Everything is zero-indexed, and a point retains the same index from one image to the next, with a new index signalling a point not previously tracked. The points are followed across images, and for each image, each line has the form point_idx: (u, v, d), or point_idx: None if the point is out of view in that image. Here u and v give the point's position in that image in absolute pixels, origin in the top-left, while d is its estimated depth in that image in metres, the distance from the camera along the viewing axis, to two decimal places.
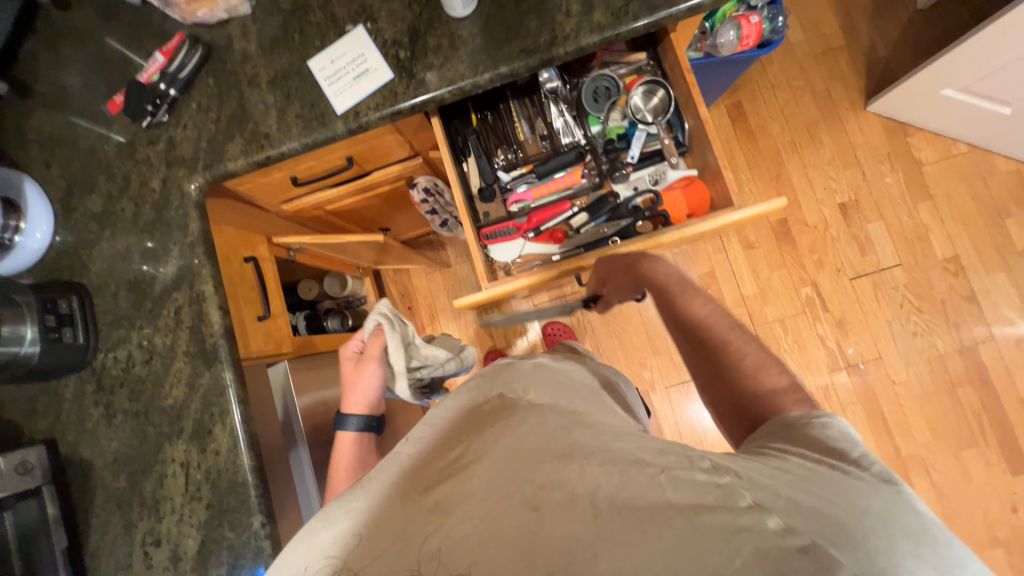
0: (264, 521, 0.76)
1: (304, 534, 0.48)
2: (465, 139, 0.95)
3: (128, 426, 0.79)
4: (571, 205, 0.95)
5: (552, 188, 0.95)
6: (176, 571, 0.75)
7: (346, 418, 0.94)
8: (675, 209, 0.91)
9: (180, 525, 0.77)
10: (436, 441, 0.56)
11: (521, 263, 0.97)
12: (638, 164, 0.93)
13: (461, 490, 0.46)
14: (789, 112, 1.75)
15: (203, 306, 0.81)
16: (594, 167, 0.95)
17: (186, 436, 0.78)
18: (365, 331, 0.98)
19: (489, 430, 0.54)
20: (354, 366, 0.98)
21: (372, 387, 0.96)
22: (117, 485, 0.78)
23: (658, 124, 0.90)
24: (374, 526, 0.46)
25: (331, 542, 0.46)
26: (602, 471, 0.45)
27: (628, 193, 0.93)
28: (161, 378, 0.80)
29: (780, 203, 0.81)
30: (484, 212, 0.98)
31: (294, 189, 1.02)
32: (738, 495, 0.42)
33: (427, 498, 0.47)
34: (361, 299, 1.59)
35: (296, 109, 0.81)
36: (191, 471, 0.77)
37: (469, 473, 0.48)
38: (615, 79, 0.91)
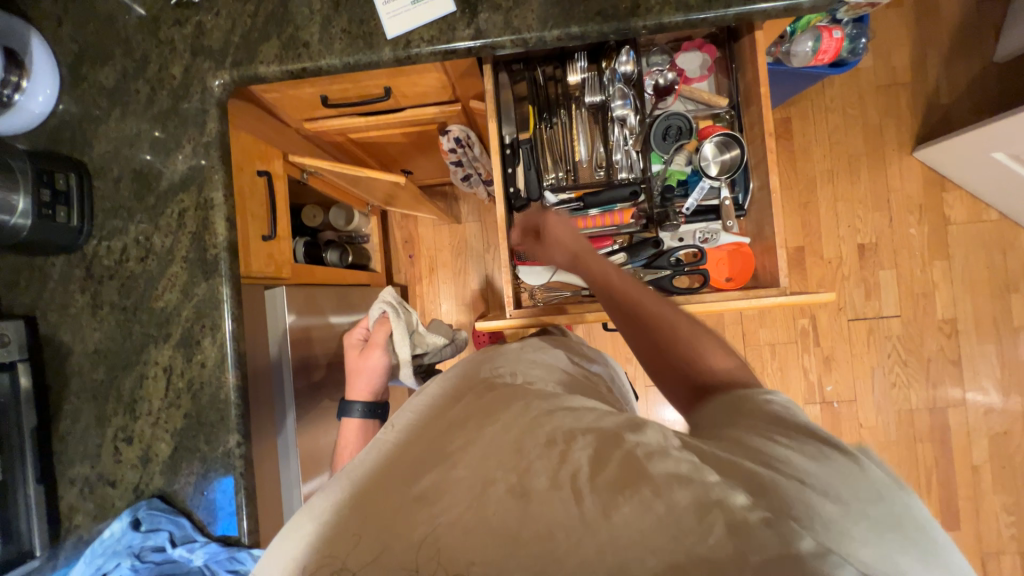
0: (240, 441, 0.75)
1: (290, 528, 0.45)
2: (517, 146, 0.89)
3: (113, 320, 0.77)
4: (611, 242, 0.92)
5: (597, 223, 0.89)
6: (145, 471, 0.76)
7: (351, 405, 0.99)
8: (715, 270, 0.90)
9: (154, 428, 0.76)
10: (417, 424, 0.55)
11: (550, 288, 0.97)
12: (690, 217, 0.90)
13: (449, 475, 0.45)
14: (835, 140, 1.70)
15: (210, 215, 0.76)
16: (645, 209, 0.89)
17: (171, 342, 0.76)
18: (371, 318, 1.01)
19: (475, 418, 0.52)
20: (360, 354, 1.02)
21: (378, 373, 1.01)
22: (94, 376, 0.77)
23: (721, 181, 0.86)
24: (363, 519, 0.43)
25: (319, 538, 0.43)
26: (585, 454, 0.44)
27: (673, 243, 0.91)
28: (154, 279, 0.76)
29: (824, 296, 0.84)
30: None
31: (322, 109, 0.95)
32: (702, 473, 0.40)
33: (415, 486, 0.45)
34: (364, 237, 1.55)
35: (344, 23, 0.74)
36: (173, 378, 0.76)
37: (456, 458, 0.47)
38: (689, 120, 0.86)
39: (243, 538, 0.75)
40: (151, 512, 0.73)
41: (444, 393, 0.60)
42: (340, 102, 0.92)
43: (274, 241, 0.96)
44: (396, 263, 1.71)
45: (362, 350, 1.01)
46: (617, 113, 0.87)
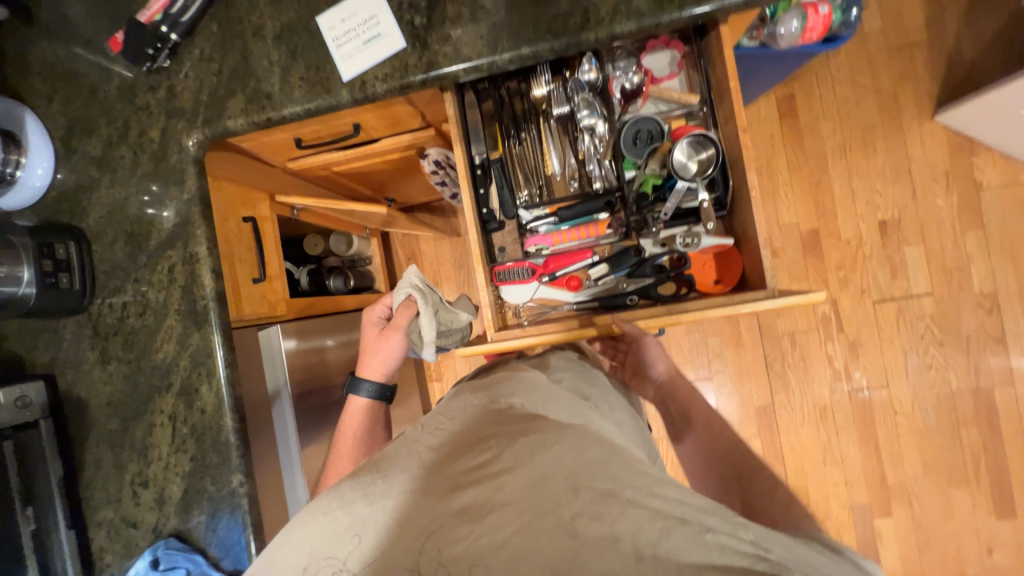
0: (243, 480, 0.79)
1: (321, 507, 0.48)
2: (487, 165, 0.88)
3: (121, 374, 0.82)
4: (591, 254, 0.91)
5: (574, 236, 0.89)
6: (161, 512, 0.81)
7: (359, 383, 0.93)
8: (698, 273, 0.89)
9: (166, 472, 0.81)
10: (455, 441, 0.56)
11: (534, 305, 0.95)
12: (669, 222, 0.85)
13: (491, 498, 0.45)
14: (845, 112, 1.59)
15: (196, 268, 0.80)
16: (622, 218, 0.88)
17: (172, 390, 0.81)
18: (396, 299, 0.94)
19: (523, 440, 0.53)
20: (380, 335, 0.94)
21: (394, 359, 0.94)
22: (110, 426, 0.82)
23: (699, 184, 0.80)
24: (394, 523, 0.45)
25: (347, 524, 0.45)
26: (643, 514, 0.43)
27: (655, 250, 0.88)
28: (153, 332, 0.81)
29: (817, 297, 0.81)
30: (499, 248, 0.93)
31: (299, 150, 0.97)
32: (780, 572, 0.41)
33: (452, 500, 0.46)
34: (366, 260, 1.58)
35: (301, 71, 0.76)
36: (178, 425, 0.80)
37: (500, 482, 0.46)
38: (660, 124, 0.82)
39: None
40: (168, 551, 0.78)
41: (482, 417, 0.62)
42: (314, 142, 0.94)
43: (266, 282, 0.99)
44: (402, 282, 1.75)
45: (383, 332, 0.94)
46: (584, 123, 0.87)
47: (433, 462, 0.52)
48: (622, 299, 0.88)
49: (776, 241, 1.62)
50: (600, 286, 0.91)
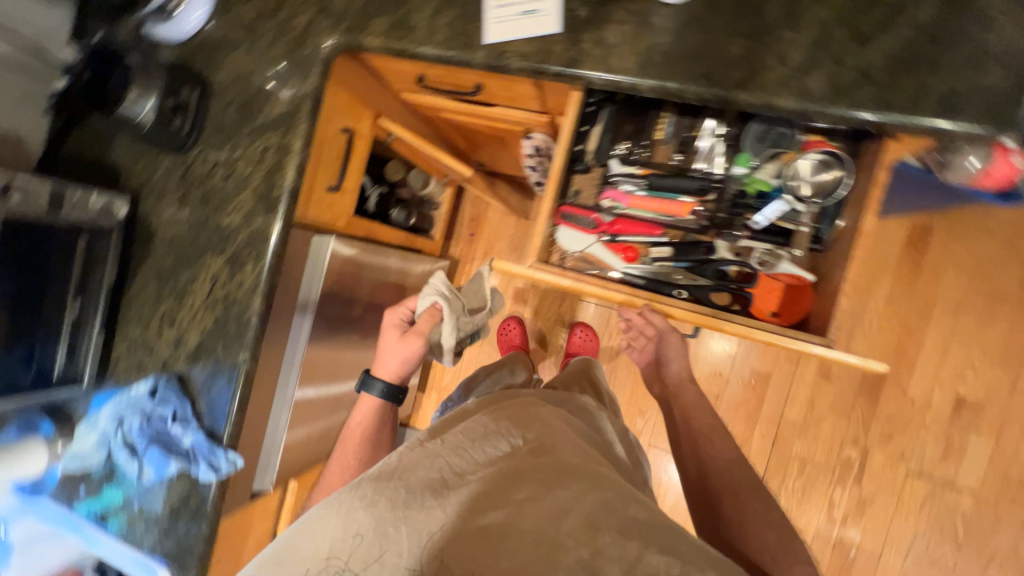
0: (247, 358, 0.86)
1: (344, 506, 0.59)
2: (602, 103, 0.85)
3: (189, 221, 0.89)
4: (661, 232, 0.87)
5: (654, 207, 0.85)
6: (174, 352, 0.89)
7: (373, 381, 1.00)
8: (759, 300, 0.83)
9: (191, 320, 0.88)
10: (475, 465, 0.67)
11: (583, 260, 0.90)
12: (756, 233, 0.82)
13: (510, 525, 0.58)
14: (979, 270, 1.42)
15: (286, 158, 0.84)
16: (709, 210, 0.84)
17: (223, 254, 0.87)
18: (420, 305, 1.02)
19: (541, 481, 0.64)
20: (401, 337, 1.01)
21: (411, 361, 1.02)
22: (164, 260, 0.90)
23: (807, 205, 0.77)
24: (411, 535, 0.56)
25: (369, 526, 0.57)
26: (662, 561, 0.56)
27: (727, 255, 0.84)
28: (227, 198, 0.87)
29: (874, 364, 0.79)
30: (575, 190, 0.89)
31: (416, 86, 0.98)
32: None
33: (474, 520, 0.58)
34: (433, 205, 1.63)
35: (451, 17, 0.75)
36: (216, 286, 0.87)
37: (521, 512, 0.60)
38: (794, 130, 0.77)
39: (224, 437, 0.86)
40: (165, 389, 0.87)
41: (500, 441, 0.71)
42: (433, 84, 0.94)
43: (338, 193, 1.04)
44: (456, 238, 1.79)
45: (404, 335, 1.01)
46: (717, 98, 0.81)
47: (457, 487, 0.63)
48: (668, 289, 0.86)
49: (835, 365, 1.49)
50: (654, 268, 0.87)
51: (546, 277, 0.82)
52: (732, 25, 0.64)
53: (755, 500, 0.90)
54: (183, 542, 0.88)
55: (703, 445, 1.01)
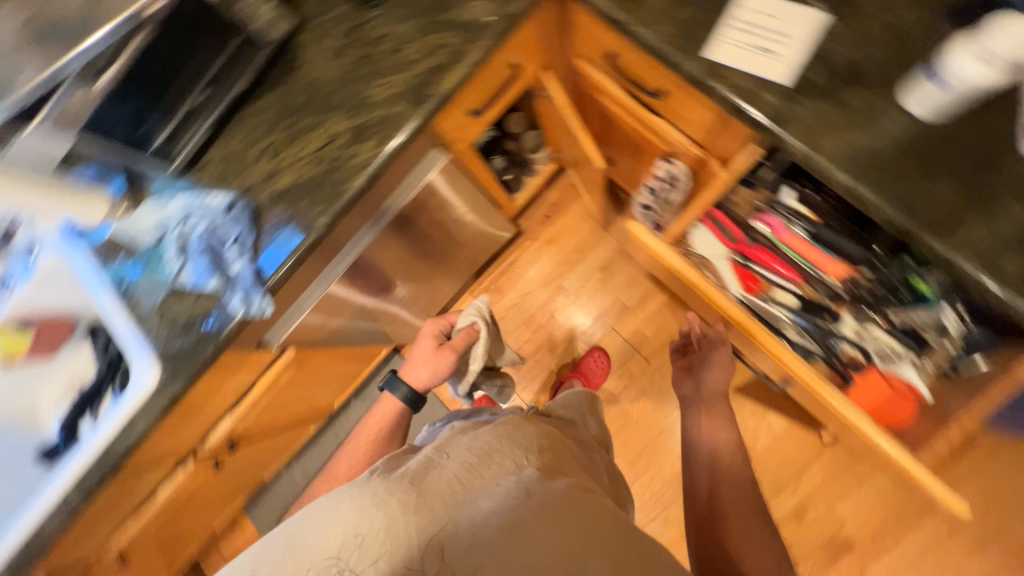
0: (324, 225, 0.86)
1: (355, 506, 0.75)
2: None
3: (336, 73, 0.89)
4: (796, 279, 0.88)
5: (806, 253, 0.86)
6: (262, 184, 0.90)
7: (401, 382, 1.12)
8: (861, 391, 0.87)
9: (291, 163, 0.88)
10: (476, 477, 0.76)
11: (705, 264, 0.93)
12: (891, 327, 0.85)
13: (492, 546, 0.67)
14: (992, 505, 1.38)
15: (454, 63, 0.83)
16: (859, 284, 0.85)
17: (350, 119, 0.86)
18: (460, 323, 1.17)
19: (530, 511, 0.70)
20: (436, 349, 1.16)
21: (438, 373, 1.14)
22: (295, 96, 0.90)
23: (960, 324, 0.79)
24: (403, 538, 0.71)
25: (370, 526, 0.72)
26: None
27: (848, 334, 0.87)
28: (382, 71, 0.86)
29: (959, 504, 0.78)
30: (733, 195, 0.90)
31: (597, 60, 0.95)
32: None
33: (463, 535, 0.70)
34: (531, 173, 1.62)
35: (683, 14, 0.72)
36: (330, 145, 0.87)
37: (506, 533, 0.68)
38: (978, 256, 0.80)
39: (267, 281, 0.87)
40: (241, 210, 0.89)
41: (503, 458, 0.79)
42: (618, 65, 0.90)
43: (473, 121, 1.02)
44: (530, 213, 1.81)
45: (439, 349, 1.15)
46: None
47: (463, 493, 0.74)
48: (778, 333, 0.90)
49: (810, 516, 1.46)
50: (770, 308, 0.90)
51: (672, 262, 0.81)
52: (955, 167, 0.61)
53: (761, 521, 0.91)
54: (185, 350, 0.90)
55: (717, 461, 1.03)
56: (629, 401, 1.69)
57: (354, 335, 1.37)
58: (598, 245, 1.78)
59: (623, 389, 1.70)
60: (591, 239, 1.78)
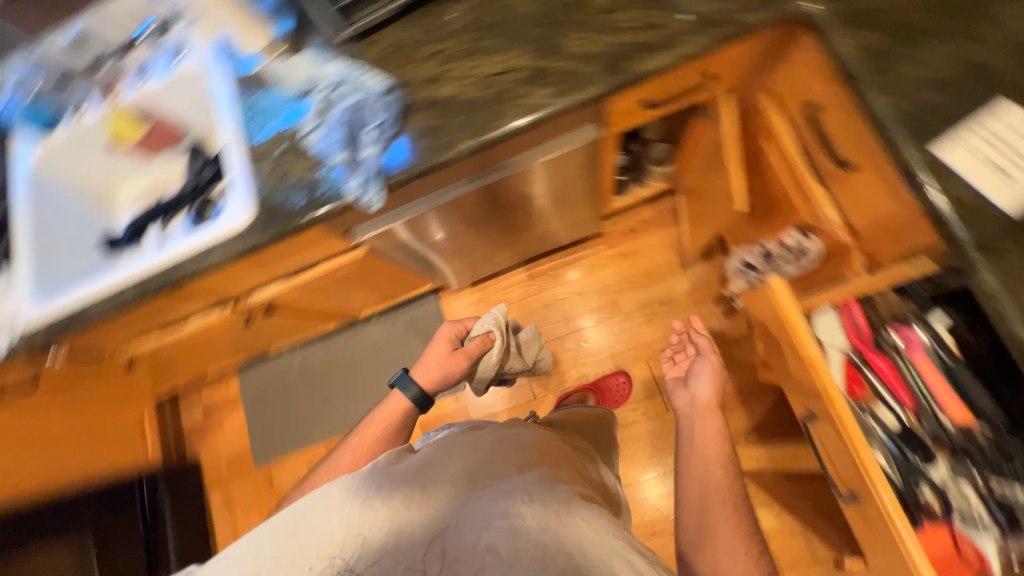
0: (466, 149, 0.83)
1: (357, 505, 0.79)
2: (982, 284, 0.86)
3: (538, 10, 0.86)
4: (908, 403, 0.87)
5: (932, 384, 0.86)
6: (422, 84, 0.87)
7: (412, 382, 1.16)
8: (929, 540, 0.85)
9: (458, 77, 0.86)
10: (480, 475, 0.81)
11: (824, 348, 0.91)
12: (987, 494, 0.83)
13: (505, 538, 0.71)
14: None
15: (664, 46, 0.78)
16: (972, 437, 0.84)
17: (536, 59, 0.83)
18: (477, 329, 1.26)
19: (536, 507, 0.75)
20: (452, 352, 1.24)
21: (450, 375, 1.21)
22: (488, 15, 0.88)
23: None
24: (403, 532, 0.75)
25: (369, 522, 0.77)
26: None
27: (936, 479, 0.85)
28: (585, 26, 0.82)
29: None
30: (879, 298, 0.90)
31: (793, 106, 0.90)
32: None
33: (467, 529, 0.73)
34: (641, 183, 1.58)
35: (925, 101, 0.67)
36: (505, 76, 0.84)
37: (516, 526, 0.72)
38: None
39: (387, 179, 0.84)
40: (392, 100, 0.87)
41: (503, 462, 0.85)
42: (818, 121, 0.84)
43: (639, 112, 0.96)
44: (619, 221, 1.78)
45: (455, 353, 1.23)
46: None
47: (465, 492, 0.78)
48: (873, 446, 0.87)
49: None
50: (871, 419, 0.88)
51: (800, 335, 0.74)
52: None
53: (731, 502, 1.02)
54: (281, 207, 0.90)
55: (695, 450, 1.12)
56: (632, 434, 1.68)
57: (417, 261, 1.37)
58: (669, 278, 1.73)
59: (631, 421, 1.69)
60: (664, 269, 1.74)
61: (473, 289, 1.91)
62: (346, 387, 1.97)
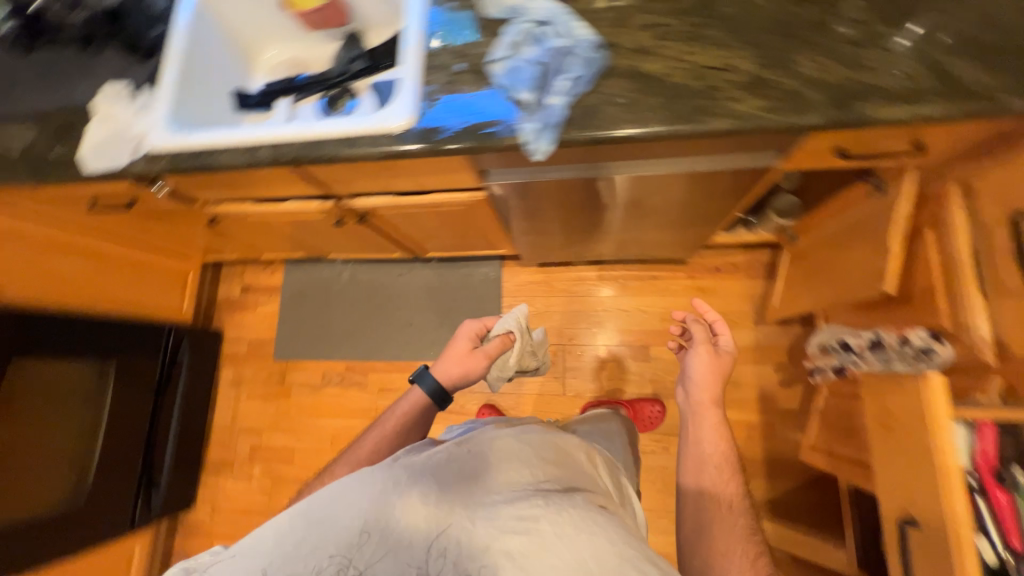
0: (656, 131, 0.79)
1: (361, 495, 0.71)
2: None
3: (775, 19, 0.81)
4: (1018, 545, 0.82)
5: None
6: (629, 53, 0.84)
7: (430, 379, 1.08)
8: None
9: (669, 57, 0.82)
10: (495, 472, 0.78)
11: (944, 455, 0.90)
12: None
13: (522, 540, 0.68)
14: None
15: (905, 100, 0.73)
16: None
17: (760, 67, 0.78)
18: (498, 327, 1.21)
19: (557, 513, 0.71)
20: (470, 349, 1.15)
21: (469, 374, 1.14)
22: (719, 6, 0.84)
23: None
24: (415, 525, 0.70)
25: (377, 513, 0.70)
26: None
27: None
28: (823, 51, 0.78)
29: None
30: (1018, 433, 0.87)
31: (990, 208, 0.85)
32: None
33: (481, 522, 0.70)
34: (752, 228, 1.53)
35: None
36: (721, 73, 0.79)
37: (536, 527, 0.69)
38: None
39: (563, 134, 0.81)
40: (595, 57, 0.83)
41: (520, 461, 0.82)
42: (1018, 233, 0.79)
43: (824, 159, 0.91)
44: (707, 255, 1.74)
45: (473, 351, 1.15)
46: None
47: (481, 488, 0.75)
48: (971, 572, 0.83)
49: None
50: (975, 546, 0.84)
51: (943, 445, 0.72)
52: None
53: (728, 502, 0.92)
54: (444, 123, 0.87)
55: (694, 447, 1.02)
56: (647, 463, 1.67)
57: (518, 224, 1.35)
58: (739, 328, 1.68)
59: (651, 450, 1.68)
60: (737, 318, 1.69)
61: (539, 269, 1.89)
62: (384, 317, 1.97)
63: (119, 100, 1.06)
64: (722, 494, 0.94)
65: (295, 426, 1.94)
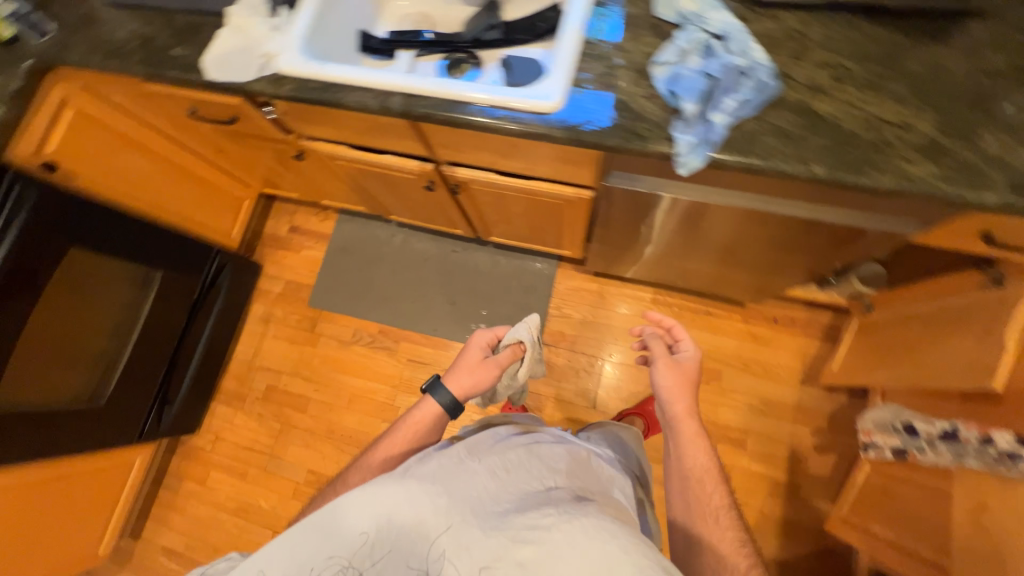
0: (820, 174, 0.76)
1: (363, 499, 0.69)
2: None
3: (961, 88, 0.78)
4: None
5: None
6: (803, 87, 0.81)
7: (442, 392, 0.96)
8: None
9: (845, 100, 0.79)
10: (505, 480, 0.78)
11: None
12: None
13: (527, 546, 0.66)
14: None
15: None
16: None
17: (940, 133, 0.76)
18: (509, 334, 1.07)
19: (570, 518, 0.67)
20: (481, 360, 1.03)
21: (482, 385, 1.02)
22: (904, 61, 0.81)
23: None
24: (418, 528, 0.69)
25: (380, 515, 0.68)
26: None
27: None
28: (1008, 132, 0.75)
29: None
30: None
31: None
32: None
33: (489, 526, 0.69)
34: (826, 287, 1.50)
35: None
36: (898, 130, 0.77)
37: (544, 533, 0.66)
38: None
39: (719, 153, 0.79)
40: (767, 83, 0.80)
41: (530, 472, 0.81)
42: None
43: (966, 240, 0.88)
44: (767, 303, 1.72)
45: (485, 361, 1.03)
46: None
47: (491, 494, 0.75)
48: None
49: None
50: None
51: None
52: None
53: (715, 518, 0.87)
54: (595, 116, 0.84)
55: (674, 464, 0.95)
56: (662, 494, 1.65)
57: (603, 233, 1.32)
58: (783, 383, 1.66)
59: None
60: (783, 372, 1.66)
61: (594, 279, 1.86)
62: (427, 289, 1.94)
63: (255, 15, 1.04)
64: (708, 511, 0.88)
65: (316, 375, 1.92)
